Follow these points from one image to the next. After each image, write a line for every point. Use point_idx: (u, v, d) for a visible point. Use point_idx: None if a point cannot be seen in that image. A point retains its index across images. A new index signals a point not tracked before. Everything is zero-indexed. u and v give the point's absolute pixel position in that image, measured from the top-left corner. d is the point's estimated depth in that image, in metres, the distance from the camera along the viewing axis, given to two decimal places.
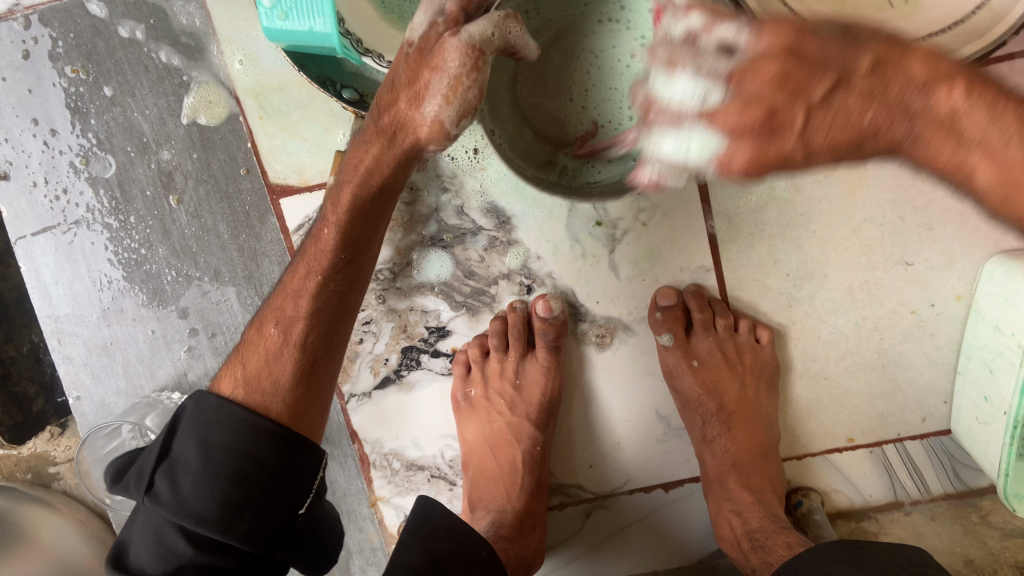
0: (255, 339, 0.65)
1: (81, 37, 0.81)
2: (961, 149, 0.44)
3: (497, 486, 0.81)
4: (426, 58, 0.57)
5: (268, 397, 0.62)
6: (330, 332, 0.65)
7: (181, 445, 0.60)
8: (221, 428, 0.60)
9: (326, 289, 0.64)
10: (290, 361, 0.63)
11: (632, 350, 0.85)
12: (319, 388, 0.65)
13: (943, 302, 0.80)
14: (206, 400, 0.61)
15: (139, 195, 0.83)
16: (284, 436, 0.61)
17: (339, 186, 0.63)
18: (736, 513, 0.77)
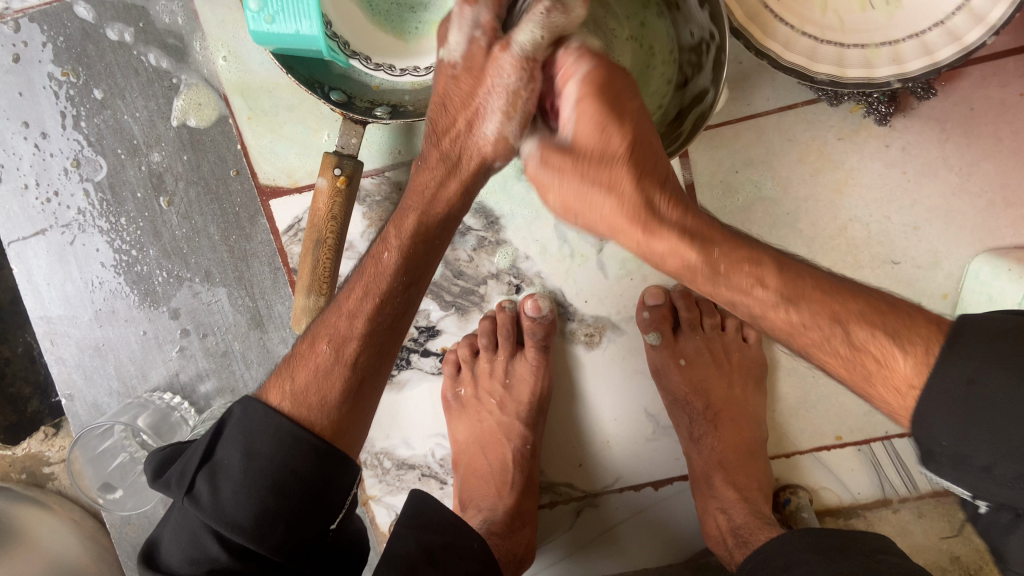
0: (304, 353, 0.60)
1: (70, 40, 0.81)
2: (756, 264, 0.51)
3: (487, 485, 0.82)
4: (475, 78, 0.59)
5: (313, 414, 0.58)
6: (383, 351, 0.62)
7: (227, 447, 0.55)
8: (267, 436, 0.56)
9: (383, 310, 0.61)
10: (340, 378, 0.59)
11: (620, 349, 0.85)
12: (364, 408, 0.61)
13: (930, 301, 0.80)
14: (254, 407, 0.56)
15: (129, 197, 0.84)
16: (330, 451, 0.56)
17: (402, 210, 0.63)
18: (722, 510, 0.77)
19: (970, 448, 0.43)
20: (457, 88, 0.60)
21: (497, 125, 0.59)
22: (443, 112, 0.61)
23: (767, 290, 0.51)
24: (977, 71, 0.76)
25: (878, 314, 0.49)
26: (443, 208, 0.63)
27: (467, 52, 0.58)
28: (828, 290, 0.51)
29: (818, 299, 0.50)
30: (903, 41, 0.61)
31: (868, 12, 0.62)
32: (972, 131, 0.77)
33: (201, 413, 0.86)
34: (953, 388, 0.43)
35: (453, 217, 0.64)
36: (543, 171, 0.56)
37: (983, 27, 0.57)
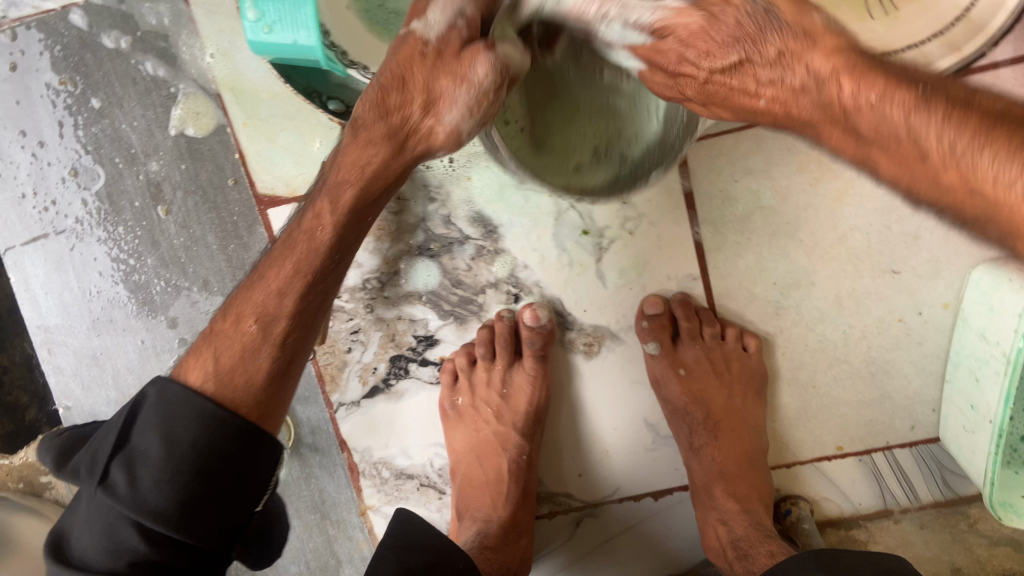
0: (229, 333, 0.60)
1: (68, 49, 0.81)
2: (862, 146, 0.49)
3: (483, 494, 0.81)
4: (444, 61, 0.54)
5: (240, 394, 0.57)
6: (308, 322, 0.62)
7: (144, 434, 0.54)
8: (186, 419, 0.54)
9: (313, 289, 0.61)
10: (273, 360, 0.59)
11: (619, 359, 0.85)
12: (286, 388, 0.61)
13: (930, 310, 0.80)
14: (171, 390, 0.55)
15: (127, 206, 0.84)
16: (252, 431, 0.56)
17: (338, 181, 0.60)
18: (722, 522, 0.77)
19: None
20: (414, 69, 0.55)
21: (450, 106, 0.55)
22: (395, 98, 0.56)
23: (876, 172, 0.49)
24: None
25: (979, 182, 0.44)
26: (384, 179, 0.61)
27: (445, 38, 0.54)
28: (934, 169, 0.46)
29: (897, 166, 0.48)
30: (903, 51, 0.61)
31: (867, 22, 0.62)
32: None
33: None
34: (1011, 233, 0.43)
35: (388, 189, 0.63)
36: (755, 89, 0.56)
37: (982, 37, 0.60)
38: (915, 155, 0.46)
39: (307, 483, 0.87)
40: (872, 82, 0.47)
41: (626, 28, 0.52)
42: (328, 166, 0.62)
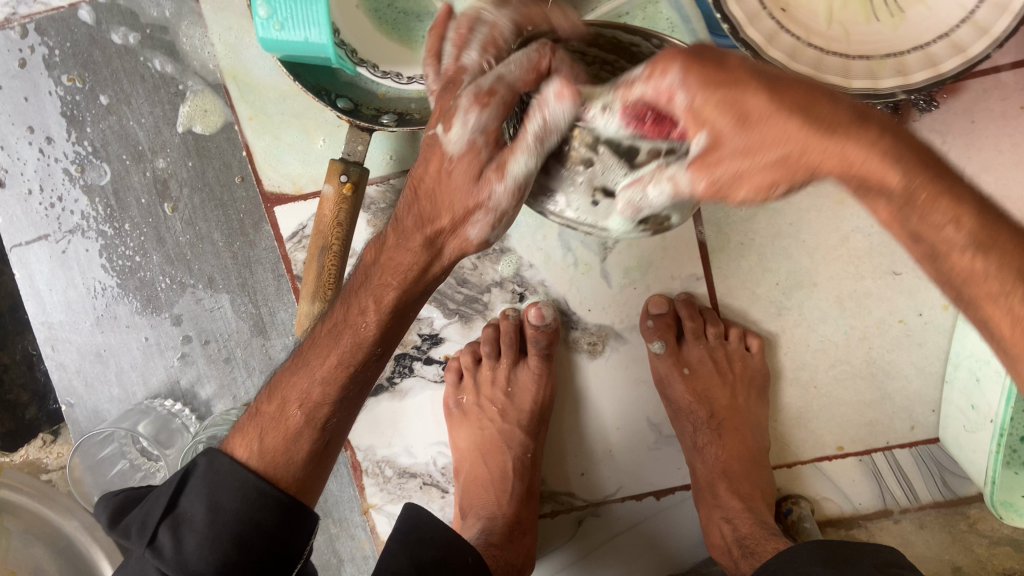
0: (273, 415, 0.60)
1: (77, 46, 0.81)
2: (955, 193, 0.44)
3: (487, 492, 0.81)
4: (465, 183, 0.49)
5: (280, 472, 0.59)
6: (351, 409, 0.62)
7: (190, 500, 0.57)
8: (230, 489, 0.57)
9: (353, 379, 0.59)
10: (313, 443, 0.60)
11: (623, 358, 0.85)
12: (328, 463, 0.62)
13: (931, 312, 0.81)
14: (220, 461, 0.58)
15: (133, 203, 0.84)
16: (292, 505, 0.58)
17: (379, 278, 0.56)
18: (726, 520, 0.78)
19: None
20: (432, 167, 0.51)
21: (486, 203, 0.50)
22: (432, 211, 0.52)
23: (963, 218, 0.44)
24: (979, 84, 0.77)
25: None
26: (423, 283, 0.57)
27: (465, 154, 0.48)
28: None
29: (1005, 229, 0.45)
30: (907, 53, 0.62)
31: (872, 24, 0.63)
32: (972, 144, 0.78)
33: (201, 420, 0.87)
34: None
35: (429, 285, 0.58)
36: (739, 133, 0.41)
37: (987, 39, 0.59)
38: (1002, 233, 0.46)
39: None
40: None
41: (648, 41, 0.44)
42: (369, 256, 0.58)
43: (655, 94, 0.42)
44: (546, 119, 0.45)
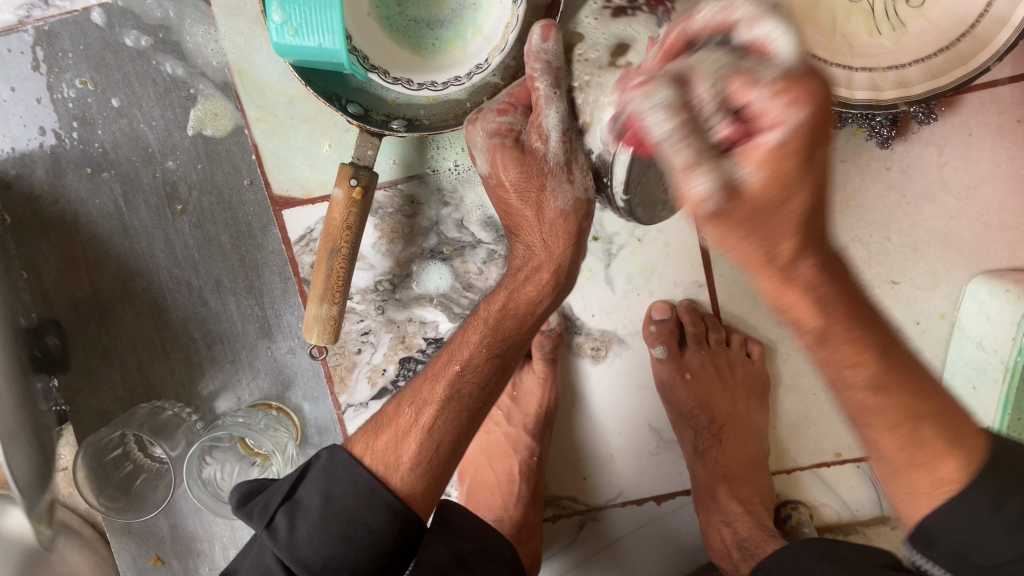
0: (390, 416, 0.65)
1: (90, 49, 0.82)
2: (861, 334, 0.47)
3: (494, 496, 0.83)
4: (523, 160, 0.68)
5: (389, 470, 0.61)
6: (465, 426, 0.65)
7: (308, 488, 0.59)
8: (346, 485, 0.60)
9: (463, 379, 0.65)
10: (421, 442, 0.62)
11: (626, 363, 0.86)
12: (440, 469, 0.63)
13: (928, 320, 0.83)
14: (341, 454, 0.61)
15: (143, 205, 0.85)
16: (400, 509, 0.60)
17: (496, 292, 0.69)
18: (726, 523, 0.79)
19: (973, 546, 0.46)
20: (525, 224, 0.70)
21: (558, 163, 0.67)
22: (523, 224, 0.70)
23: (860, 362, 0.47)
24: (977, 97, 0.78)
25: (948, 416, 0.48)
26: (533, 293, 0.68)
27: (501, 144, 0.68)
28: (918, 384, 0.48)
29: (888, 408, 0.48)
30: (909, 66, 0.67)
31: (876, 37, 0.68)
32: (969, 156, 0.80)
33: (207, 422, 0.88)
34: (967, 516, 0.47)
35: (545, 302, 0.68)
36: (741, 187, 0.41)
37: (988, 52, 0.64)
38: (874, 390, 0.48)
39: None
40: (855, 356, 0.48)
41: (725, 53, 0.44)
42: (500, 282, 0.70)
43: (763, 107, 0.40)
44: (541, 56, 0.63)
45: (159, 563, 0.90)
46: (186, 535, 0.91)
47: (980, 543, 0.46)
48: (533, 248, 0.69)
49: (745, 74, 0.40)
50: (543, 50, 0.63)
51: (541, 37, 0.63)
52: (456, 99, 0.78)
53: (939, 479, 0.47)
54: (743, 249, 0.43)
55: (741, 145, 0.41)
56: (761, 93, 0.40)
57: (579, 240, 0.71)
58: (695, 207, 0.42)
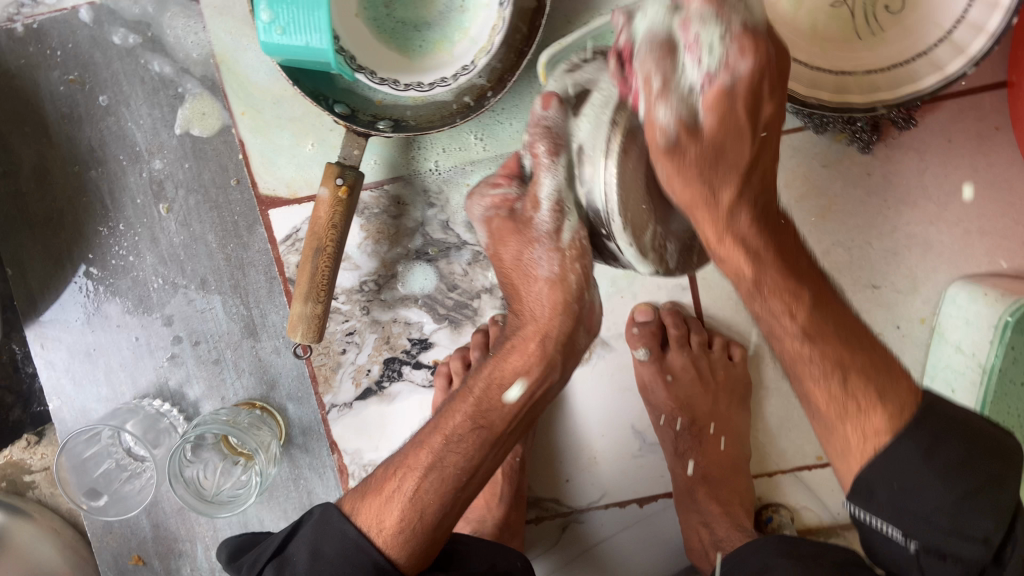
0: (377, 483, 0.65)
1: (78, 47, 0.82)
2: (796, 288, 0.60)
3: (477, 496, 0.83)
4: (519, 232, 0.65)
5: (377, 532, 0.62)
6: (450, 499, 0.64)
7: (298, 542, 0.63)
8: (334, 539, 0.62)
9: (449, 448, 0.64)
10: (403, 510, 0.62)
11: (609, 365, 0.86)
12: (427, 537, 0.63)
13: (908, 325, 0.84)
14: (332, 512, 0.64)
15: (128, 203, 0.85)
16: (387, 569, 0.61)
17: (489, 365, 0.67)
18: (704, 524, 0.80)
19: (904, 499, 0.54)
20: (522, 287, 0.67)
21: (549, 231, 0.63)
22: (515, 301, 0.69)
23: (796, 317, 0.59)
24: (955, 105, 0.80)
25: (874, 372, 0.58)
26: (530, 377, 0.65)
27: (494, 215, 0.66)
28: (848, 337, 0.59)
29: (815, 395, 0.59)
30: (887, 70, 0.68)
31: (853, 42, 0.69)
32: (948, 162, 0.81)
33: (190, 420, 0.87)
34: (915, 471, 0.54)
35: (531, 378, 0.66)
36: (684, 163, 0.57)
37: (963, 58, 0.65)
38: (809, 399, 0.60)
39: (296, 484, 0.88)
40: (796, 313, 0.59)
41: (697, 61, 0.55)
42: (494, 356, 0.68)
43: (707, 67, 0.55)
44: (543, 121, 0.60)
45: (140, 563, 0.91)
46: (168, 535, 0.90)
47: (909, 498, 0.54)
48: (522, 319, 0.67)
49: (673, 53, 0.55)
50: (543, 117, 0.60)
51: (540, 105, 0.60)
52: (442, 101, 0.79)
53: (869, 428, 0.56)
54: (693, 194, 0.58)
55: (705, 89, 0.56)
56: (719, 42, 0.55)
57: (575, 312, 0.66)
58: (651, 141, 0.56)
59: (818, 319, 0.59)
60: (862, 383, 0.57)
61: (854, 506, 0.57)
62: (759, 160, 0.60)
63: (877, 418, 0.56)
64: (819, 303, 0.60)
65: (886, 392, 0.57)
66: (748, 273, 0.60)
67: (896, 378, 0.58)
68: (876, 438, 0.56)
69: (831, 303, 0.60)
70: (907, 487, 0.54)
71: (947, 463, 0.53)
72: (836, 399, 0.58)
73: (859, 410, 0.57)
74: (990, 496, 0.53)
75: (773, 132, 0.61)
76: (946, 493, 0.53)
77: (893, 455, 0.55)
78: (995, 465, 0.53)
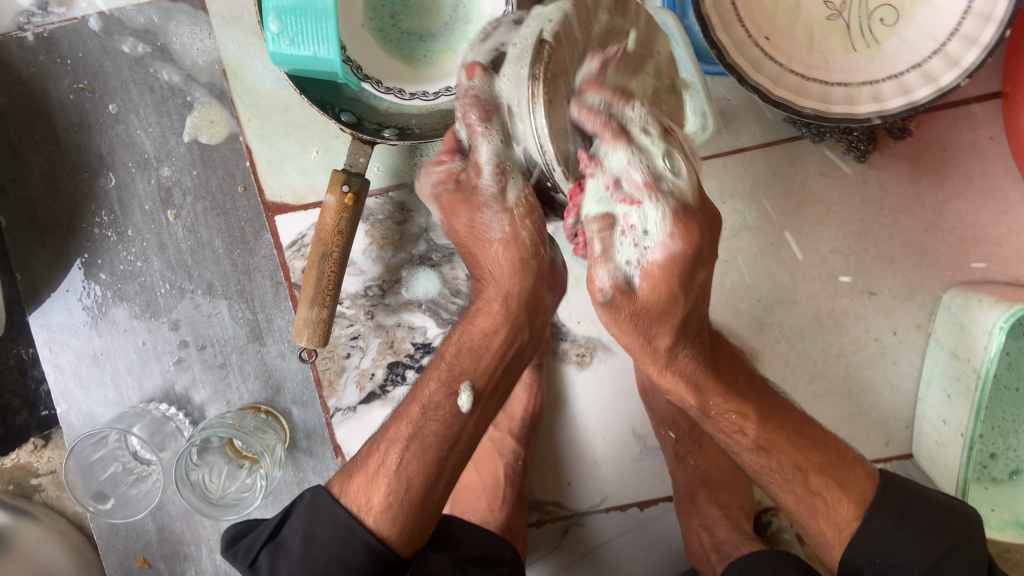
0: (364, 461, 0.66)
1: (88, 56, 0.84)
2: (742, 402, 0.67)
3: (478, 499, 0.84)
4: (467, 198, 0.67)
5: (367, 510, 0.63)
6: (433, 466, 0.65)
7: (290, 527, 0.64)
8: (326, 523, 0.63)
9: (427, 416, 0.65)
10: (389, 485, 0.63)
11: (610, 369, 0.88)
12: (418, 510, 0.64)
13: (904, 330, 0.85)
14: (321, 495, 0.64)
15: (137, 209, 0.86)
16: (379, 547, 0.62)
17: (456, 334, 0.69)
18: (705, 527, 0.81)
19: (892, 568, 0.65)
20: (479, 252, 0.69)
21: (494, 194, 0.65)
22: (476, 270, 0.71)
23: (748, 424, 0.67)
24: (950, 114, 0.81)
25: (833, 468, 0.67)
26: (497, 338, 0.67)
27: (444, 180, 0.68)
28: (795, 440, 0.68)
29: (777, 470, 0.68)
30: (883, 82, 0.70)
31: (850, 54, 0.70)
32: (943, 170, 0.82)
33: (195, 424, 0.88)
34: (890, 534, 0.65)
35: (497, 335, 0.67)
36: (620, 323, 0.63)
37: (957, 70, 0.67)
38: (775, 478, 0.69)
39: (300, 487, 0.89)
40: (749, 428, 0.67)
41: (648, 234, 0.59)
42: (460, 325, 0.70)
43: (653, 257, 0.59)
44: (471, 93, 0.59)
45: (146, 566, 0.91)
46: (173, 538, 0.91)
47: (894, 563, 0.65)
48: (484, 282, 0.69)
49: (609, 224, 0.59)
50: (471, 88, 0.59)
51: (466, 77, 0.59)
52: (448, 110, 0.80)
53: (840, 520, 0.66)
54: (629, 338, 0.64)
55: (640, 266, 0.60)
56: (652, 222, 0.58)
57: (538, 270, 0.68)
58: (592, 295, 0.62)
59: (767, 432, 0.67)
60: (822, 481, 0.67)
61: None
62: (694, 307, 0.64)
63: (847, 509, 0.66)
64: (764, 413, 0.68)
65: (848, 476, 0.67)
66: (695, 401, 0.68)
67: (851, 467, 0.68)
68: (848, 525, 0.66)
69: (776, 411, 0.68)
70: (892, 561, 0.65)
71: (915, 530, 0.64)
72: (801, 498, 0.68)
73: (827, 504, 0.66)
74: (967, 553, 0.64)
75: (705, 287, 0.65)
76: (924, 556, 0.64)
77: (868, 530, 0.65)
78: (959, 527, 0.65)
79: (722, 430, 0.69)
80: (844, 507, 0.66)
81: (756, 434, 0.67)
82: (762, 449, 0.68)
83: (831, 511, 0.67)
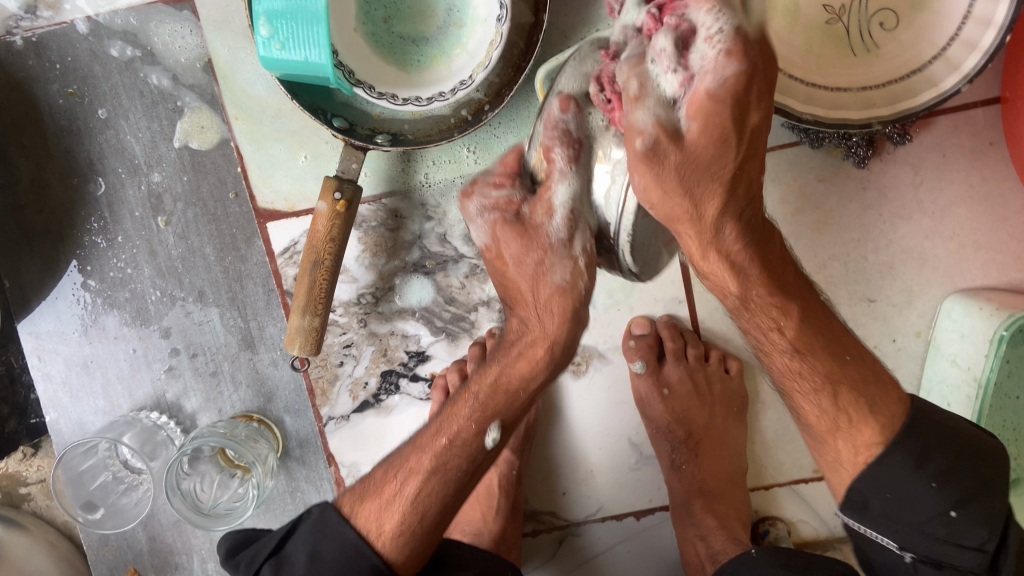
0: (377, 485, 0.64)
1: (78, 61, 0.83)
2: (785, 299, 0.62)
3: (473, 509, 0.84)
4: (526, 237, 0.61)
5: (379, 538, 0.62)
6: (450, 500, 0.64)
7: (295, 544, 0.63)
8: (333, 541, 0.62)
9: (450, 452, 0.63)
10: (405, 513, 0.62)
11: (606, 378, 0.86)
12: (431, 538, 0.64)
13: (904, 338, 0.84)
14: (330, 512, 0.63)
15: (127, 215, 0.85)
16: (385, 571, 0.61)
17: (489, 365, 0.66)
18: (701, 537, 0.80)
19: (905, 510, 0.60)
20: (525, 288, 0.64)
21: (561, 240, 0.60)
22: (518, 300, 0.66)
23: (786, 323, 0.63)
24: (950, 120, 0.80)
25: (863, 385, 0.63)
26: (537, 384, 0.65)
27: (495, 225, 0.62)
28: (834, 349, 0.63)
29: (804, 371, 0.63)
30: (882, 87, 0.69)
31: (849, 60, 0.69)
32: (943, 176, 0.81)
33: (187, 433, 0.87)
34: (911, 471, 0.60)
35: (540, 377, 0.65)
36: (662, 169, 0.53)
37: (958, 74, 0.66)
38: (795, 383, 0.65)
39: (292, 496, 0.88)
40: (788, 314, 0.62)
41: (701, 62, 0.50)
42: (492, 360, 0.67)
43: (702, 61, 0.51)
44: (559, 125, 0.56)
45: None
46: (164, 548, 0.90)
47: (905, 505, 0.60)
48: (528, 321, 0.65)
49: (642, 67, 0.52)
50: (563, 119, 0.56)
51: (557, 106, 0.56)
52: (440, 115, 0.79)
53: (863, 443, 0.62)
54: (669, 198, 0.55)
55: (684, 92, 0.52)
56: (704, 51, 0.50)
57: (578, 318, 0.65)
58: (631, 145, 0.53)
59: (806, 332, 0.63)
60: (849, 392, 0.63)
61: (848, 517, 0.64)
62: (748, 168, 0.56)
63: (870, 431, 0.62)
64: (804, 313, 0.63)
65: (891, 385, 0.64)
66: (733, 287, 0.62)
67: (885, 390, 0.63)
68: (868, 449, 0.62)
69: (818, 313, 0.64)
70: (901, 499, 0.60)
71: (934, 470, 0.60)
72: (829, 412, 0.63)
73: (850, 423, 0.62)
74: (983, 503, 0.59)
75: (761, 142, 0.56)
76: (936, 504, 0.59)
77: (889, 471, 0.61)
78: (976, 468, 0.60)
79: (761, 328, 0.63)
80: (873, 425, 0.62)
81: (795, 335, 0.63)
82: (802, 353, 0.63)
83: (858, 435, 0.62)
